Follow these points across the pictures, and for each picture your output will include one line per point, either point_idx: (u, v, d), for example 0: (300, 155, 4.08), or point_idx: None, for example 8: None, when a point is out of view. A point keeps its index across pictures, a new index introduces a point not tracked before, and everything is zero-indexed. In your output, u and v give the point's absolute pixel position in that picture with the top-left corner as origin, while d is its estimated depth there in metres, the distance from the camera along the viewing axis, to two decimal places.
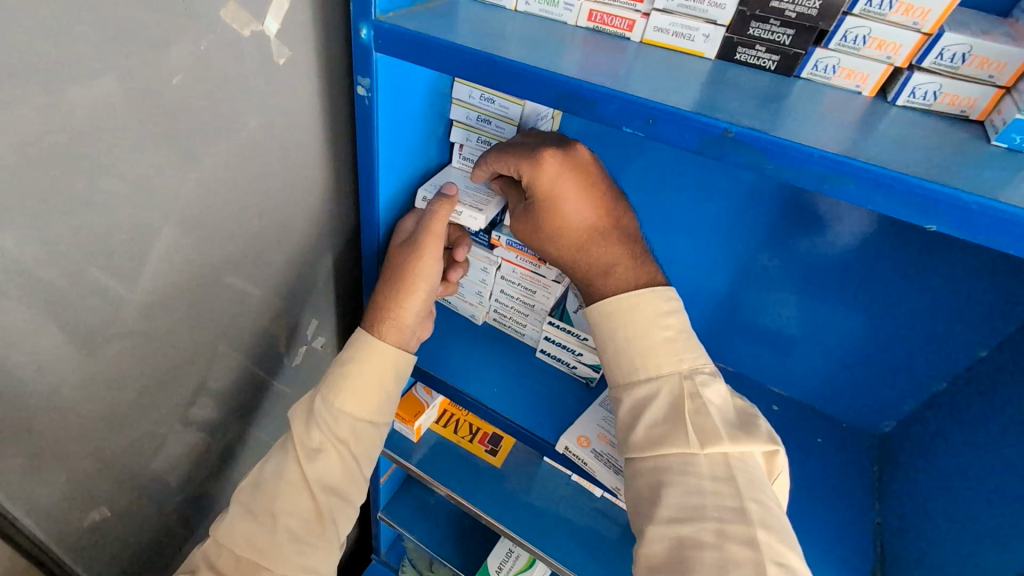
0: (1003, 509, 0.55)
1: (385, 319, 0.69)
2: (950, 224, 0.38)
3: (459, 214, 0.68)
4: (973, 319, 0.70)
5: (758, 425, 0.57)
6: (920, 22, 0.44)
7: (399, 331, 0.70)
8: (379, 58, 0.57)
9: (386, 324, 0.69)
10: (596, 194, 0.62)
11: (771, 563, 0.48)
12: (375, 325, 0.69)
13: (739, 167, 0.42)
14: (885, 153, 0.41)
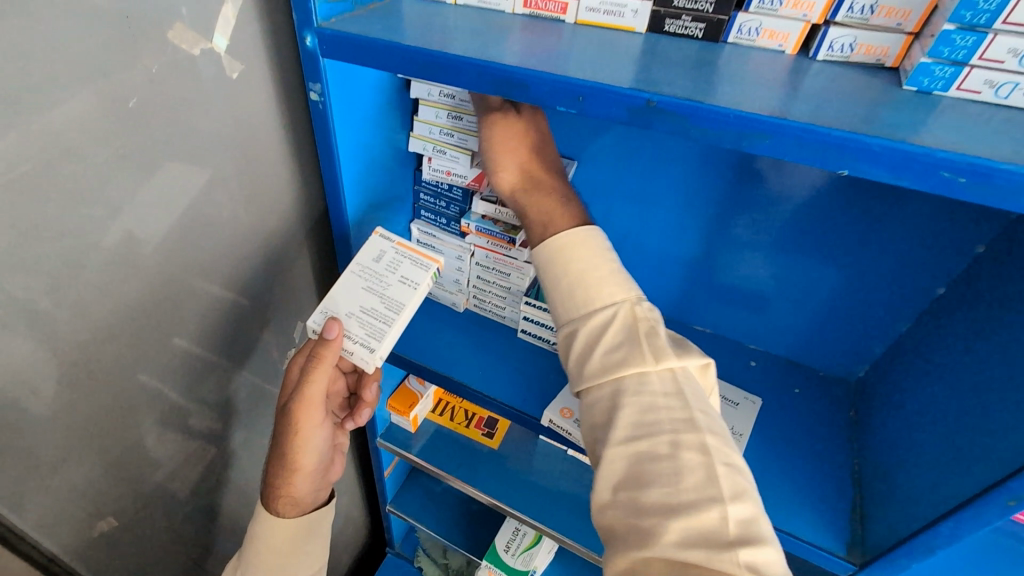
0: (962, 434, 0.57)
1: (277, 498, 0.75)
2: (862, 166, 0.40)
3: (351, 353, 0.63)
4: (928, 259, 0.73)
5: (691, 345, 0.60)
6: (808, 13, 0.49)
7: (294, 505, 0.76)
8: (328, 63, 0.59)
9: (279, 501, 0.75)
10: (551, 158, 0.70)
11: (721, 464, 0.49)
12: (269, 502, 0.75)
13: (665, 134, 0.44)
14: (800, 106, 0.44)
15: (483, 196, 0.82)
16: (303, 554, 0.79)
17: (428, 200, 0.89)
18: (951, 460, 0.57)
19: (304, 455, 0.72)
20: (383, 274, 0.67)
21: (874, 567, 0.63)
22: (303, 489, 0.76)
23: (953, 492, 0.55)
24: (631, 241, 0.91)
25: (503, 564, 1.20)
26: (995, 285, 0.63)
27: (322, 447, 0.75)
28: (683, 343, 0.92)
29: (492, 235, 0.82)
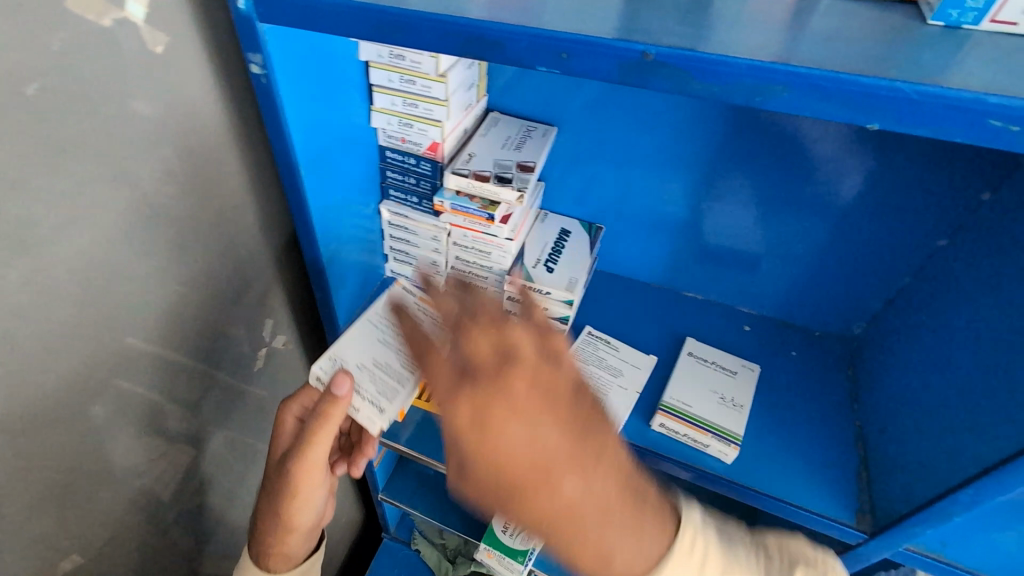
0: (979, 395, 0.55)
1: (268, 553, 0.69)
2: (895, 119, 0.35)
3: (357, 410, 0.62)
4: (931, 209, 0.69)
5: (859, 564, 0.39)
6: None
7: (285, 559, 0.71)
8: (267, 30, 0.52)
9: (271, 556, 0.70)
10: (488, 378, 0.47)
11: None
12: (260, 558, 0.70)
13: (666, 92, 0.38)
14: (816, 50, 0.38)
15: (455, 169, 0.75)
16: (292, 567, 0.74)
17: (397, 178, 0.81)
18: (967, 423, 0.55)
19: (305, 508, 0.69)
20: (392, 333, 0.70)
21: (885, 535, 0.61)
22: (297, 545, 0.71)
23: (974, 459, 0.52)
24: (617, 208, 0.87)
25: (504, 547, 1.18)
26: (1005, 234, 0.60)
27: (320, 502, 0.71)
28: (675, 312, 0.88)
29: (467, 212, 0.76)
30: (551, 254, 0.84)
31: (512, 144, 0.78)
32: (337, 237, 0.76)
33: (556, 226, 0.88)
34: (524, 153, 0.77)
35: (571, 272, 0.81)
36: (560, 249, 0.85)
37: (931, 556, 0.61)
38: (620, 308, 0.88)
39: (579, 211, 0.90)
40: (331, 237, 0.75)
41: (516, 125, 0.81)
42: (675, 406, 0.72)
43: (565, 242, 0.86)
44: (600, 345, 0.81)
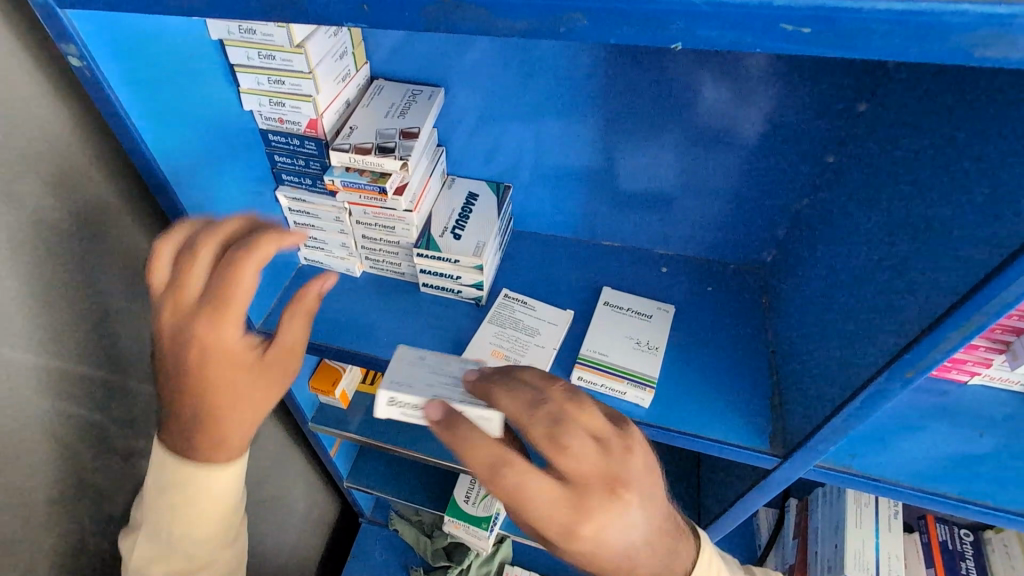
0: (863, 305, 0.55)
1: (201, 445, 0.53)
2: (694, 35, 0.32)
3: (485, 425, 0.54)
4: (813, 128, 0.69)
5: None
6: None
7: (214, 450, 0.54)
8: (76, 16, 0.49)
9: (205, 449, 0.53)
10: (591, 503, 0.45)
11: None
12: (179, 439, 0.54)
13: (472, 35, 0.36)
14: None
15: (335, 145, 0.71)
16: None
17: (287, 162, 0.75)
18: (855, 335, 0.55)
19: (259, 416, 0.55)
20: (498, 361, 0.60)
21: (793, 458, 0.63)
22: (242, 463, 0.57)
23: (860, 370, 0.53)
24: (522, 166, 0.85)
25: (467, 515, 1.19)
26: (883, 144, 0.59)
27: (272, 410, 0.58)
28: (591, 263, 0.88)
29: (358, 187, 0.73)
30: (458, 220, 0.82)
31: (396, 112, 0.75)
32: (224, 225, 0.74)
33: (463, 190, 0.86)
34: (409, 119, 0.74)
35: (478, 236, 0.79)
36: (467, 214, 0.82)
37: (840, 468, 0.66)
38: (536, 266, 0.87)
39: (484, 172, 0.88)
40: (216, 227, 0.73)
41: (403, 90, 0.78)
42: (590, 358, 0.73)
43: (473, 206, 0.84)
44: (516, 305, 0.81)
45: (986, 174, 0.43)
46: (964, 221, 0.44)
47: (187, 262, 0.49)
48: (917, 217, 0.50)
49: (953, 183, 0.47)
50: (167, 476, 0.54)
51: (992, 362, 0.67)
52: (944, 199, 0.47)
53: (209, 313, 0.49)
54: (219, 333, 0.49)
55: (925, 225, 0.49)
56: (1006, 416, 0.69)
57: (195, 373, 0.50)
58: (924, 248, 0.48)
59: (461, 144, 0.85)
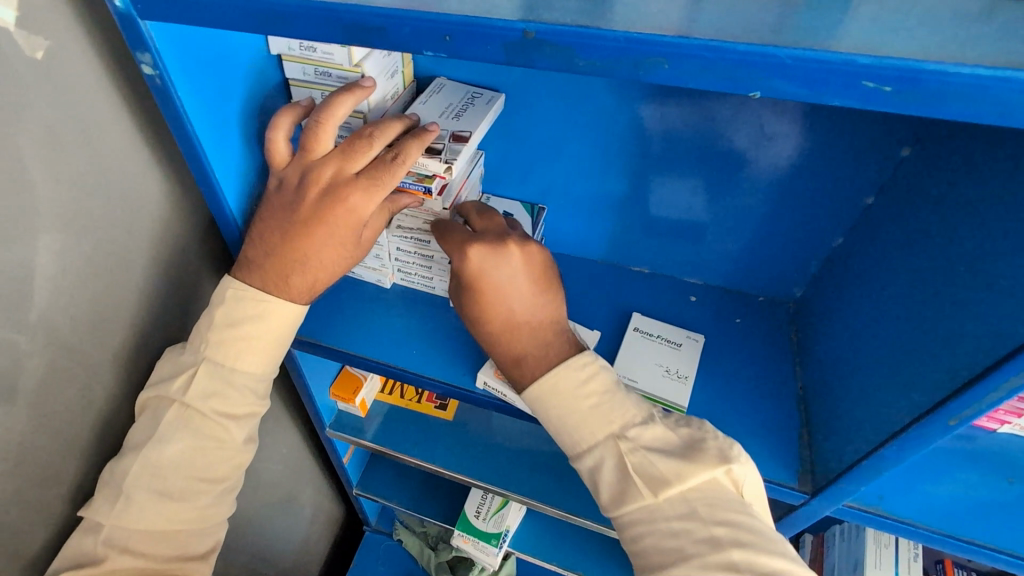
0: (903, 349, 0.55)
1: (286, 235, 0.61)
2: (772, 85, 0.33)
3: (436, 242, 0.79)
4: (854, 169, 0.69)
5: (705, 449, 0.54)
6: None
7: (299, 274, 0.63)
8: (154, 28, 0.49)
9: (290, 268, 0.63)
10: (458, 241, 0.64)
11: (715, 522, 0.50)
12: (278, 267, 0.63)
13: (552, 70, 0.37)
14: (724, 20, 0.36)
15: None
16: (234, 424, 0.66)
17: None
18: (893, 380, 0.55)
19: (338, 269, 0.65)
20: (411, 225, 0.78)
21: (822, 495, 0.63)
22: (294, 285, 0.64)
23: (896, 415, 0.53)
24: (558, 187, 0.86)
25: (476, 530, 1.19)
26: (927, 191, 0.60)
27: (336, 273, 0.65)
28: (621, 287, 0.88)
29: (402, 187, 0.70)
30: None
31: (452, 112, 0.71)
32: None
33: (498, 210, 0.86)
34: (462, 122, 0.70)
35: None
36: None
37: (869, 509, 0.65)
38: (566, 288, 0.88)
39: (520, 193, 0.89)
40: None
41: (463, 90, 0.75)
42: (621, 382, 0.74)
43: None
44: None
45: None
46: (1015, 275, 0.45)
47: (360, 146, 0.59)
48: (965, 267, 0.51)
49: (1001, 240, 0.48)
50: (253, 309, 0.64)
51: None
52: (996, 252, 0.48)
53: (365, 187, 0.58)
54: (363, 204, 0.59)
55: (972, 276, 0.49)
56: None
57: (322, 221, 0.60)
58: (970, 293, 0.49)
59: (501, 164, 0.86)
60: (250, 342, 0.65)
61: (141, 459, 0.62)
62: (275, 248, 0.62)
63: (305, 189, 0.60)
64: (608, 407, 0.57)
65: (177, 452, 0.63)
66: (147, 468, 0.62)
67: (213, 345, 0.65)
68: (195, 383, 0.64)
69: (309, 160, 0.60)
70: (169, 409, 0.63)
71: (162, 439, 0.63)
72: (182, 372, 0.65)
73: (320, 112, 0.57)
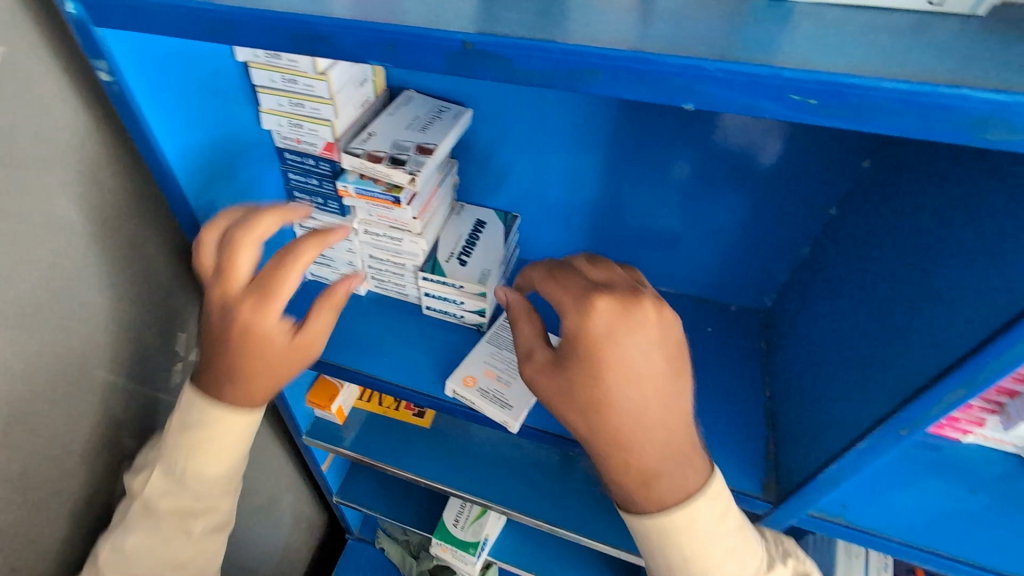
0: (861, 359, 0.55)
1: (209, 354, 0.59)
2: (705, 99, 0.33)
3: (403, 239, 0.78)
4: (817, 180, 0.70)
5: None
6: None
7: (242, 391, 0.60)
8: (108, 35, 0.49)
9: (224, 386, 0.60)
10: (569, 296, 0.52)
11: None
12: (213, 388, 0.60)
13: (493, 81, 0.37)
14: (667, 34, 0.36)
15: (349, 149, 0.69)
16: (200, 518, 0.64)
17: (300, 180, 0.79)
18: (852, 390, 0.55)
19: (278, 386, 0.62)
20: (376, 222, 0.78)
21: (787, 503, 0.63)
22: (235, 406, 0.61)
23: (851, 425, 0.53)
24: (531, 195, 0.86)
25: (455, 538, 1.18)
26: (885, 202, 0.60)
27: (278, 383, 0.61)
28: None
29: (371, 195, 0.72)
30: (465, 246, 0.83)
31: (418, 125, 0.72)
32: None
33: (471, 217, 0.87)
34: (430, 134, 0.71)
35: (483, 265, 0.80)
36: (474, 241, 0.84)
37: (833, 519, 0.64)
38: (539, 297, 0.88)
39: (494, 202, 0.89)
40: None
41: (430, 104, 0.76)
42: None
43: (480, 233, 0.85)
44: None
45: (986, 240, 0.44)
46: (961, 288, 0.45)
47: (235, 261, 0.56)
48: (918, 279, 0.51)
49: (950, 251, 0.48)
50: (202, 418, 0.61)
51: (986, 423, 0.64)
52: (946, 263, 0.48)
53: (257, 303, 0.55)
54: (262, 320, 0.56)
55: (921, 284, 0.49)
56: (999, 477, 0.67)
57: (228, 343, 0.57)
58: (922, 303, 0.49)
59: (473, 172, 0.86)
60: (201, 449, 0.61)
61: (108, 551, 0.63)
62: (208, 369, 0.60)
63: (207, 307, 0.58)
64: (726, 554, 0.55)
65: (140, 547, 0.62)
66: (116, 559, 0.63)
67: (168, 444, 0.63)
68: (150, 482, 0.63)
69: (207, 279, 0.57)
70: (130, 505, 0.63)
71: (125, 533, 0.63)
72: (141, 472, 0.65)
73: (204, 229, 0.57)
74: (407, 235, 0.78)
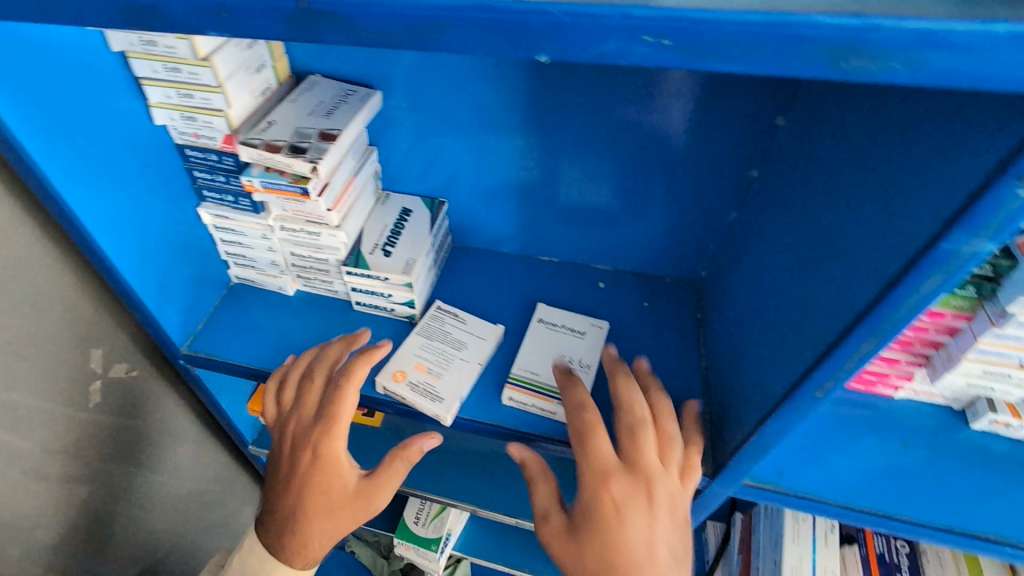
0: (778, 321, 0.54)
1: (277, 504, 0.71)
2: (559, 48, 0.32)
3: (321, 233, 0.74)
4: (735, 141, 0.68)
5: None
6: None
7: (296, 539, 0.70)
8: None
9: (285, 533, 0.71)
10: (597, 460, 0.58)
11: None
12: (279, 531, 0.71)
13: (336, 43, 0.34)
14: None
15: (245, 140, 0.66)
16: None
17: (207, 178, 0.75)
18: (771, 352, 0.54)
19: (335, 534, 0.71)
20: (294, 218, 0.74)
21: (720, 476, 0.62)
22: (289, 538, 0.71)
23: (773, 390, 0.52)
24: (455, 179, 0.83)
25: (416, 537, 1.15)
26: (796, 158, 0.58)
27: (335, 535, 0.71)
28: (528, 278, 0.86)
29: (278, 189, 0.68)
30: (390, 236, 0.79)
31: (323, 111, 0.69)
32: (140, 246, 0.71)
33: (396, 206, 0.83)
34: (334, 120, 0.68)
35: (408, 254, 0.77)
36: (400, 230, 0.80)
37: (766, 487, 0.64)
38: (472, 284, 0.85)
39: (418, 188, 0.86)
40: (134, 249, 0.70)
41: (336, 88, 0.73)
42: (522, 377, 0.72)
43: (405, 222, 0.81)
44: (448, 318, 0.78)
45: (871, 182, 0.42)
46: (852, 234, 0.43)
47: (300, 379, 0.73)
48: (818, 230, 0.49)
49: (840, 196, 0.46)
50: None
51: (914, 377, 0.64)
52: (837, 210, 0.46)
53: (324, 433, 0.68)
54: (327, 447, 0.68)
55: (819, 237, 0.49)
56: (933, 430, 0.66)
57: (288, 434, 0.71)
58: (823, 256, 0.47)
59: (392, 158, 0.82)
60: None
61: None
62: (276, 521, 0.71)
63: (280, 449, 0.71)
64: None
65: None
66: None
67: None
68: None
69: (285, 415, 0.72)
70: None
71: None
72: None
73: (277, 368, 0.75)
74: (325, 227, 0.74)
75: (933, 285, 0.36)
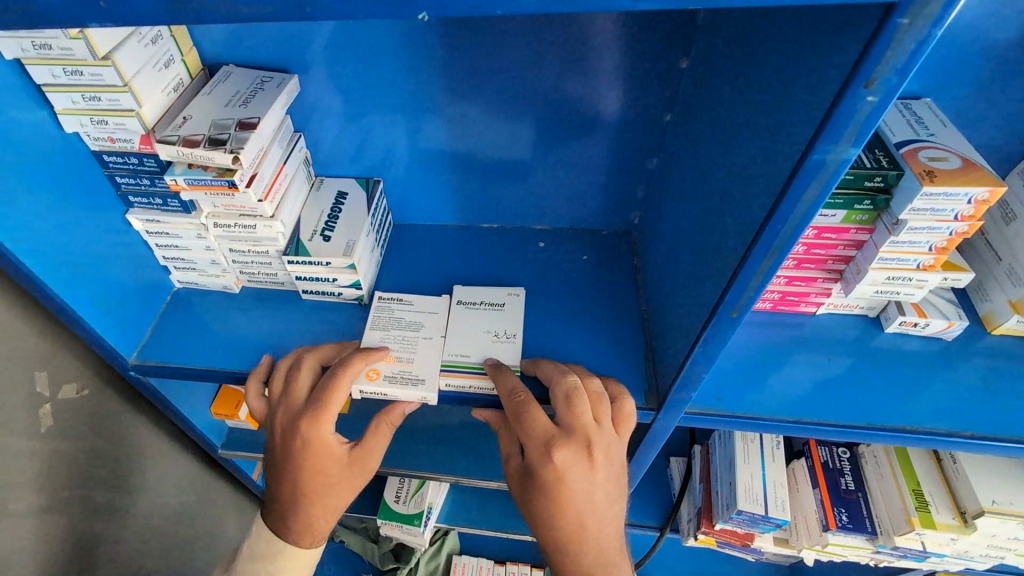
0: (697, 252, 0.57)
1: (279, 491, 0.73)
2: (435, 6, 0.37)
3: (256, 225, 0.74)
4: (646, 90, 0.71)
5: None
6: None
7: (304, 522, 0.73)
8: None
9: (292, 517, 0.73)
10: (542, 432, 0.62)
11: None
12: (285, 515, 0.74)
13: (215, 16, 0.38)
14: None
15: (163, 138, 0.65)
16: None
17: (131, 183, 0.73)
18: (695, 281, 0.58)
19: (337, 508, 0.74)
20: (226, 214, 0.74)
21: (665, 407, 0.65)
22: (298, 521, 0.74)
23: (697, 314, 0.56)
24: (387, 158, 0.83)
25: (398, 514, 1.18)
26: (699, 98, 0.62)
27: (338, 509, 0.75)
28: (471, 247, 0.88)
29: (206, 184, 0.67)
30: (328, 221, 0.79)
31: (239, 100, 0.69)
32: (67, 261, 0.69)
33: (331, 191, 0.84)
34: (251, 108, 0.68)
35: (348, 236, 0.77)
36: (337, 213, 0.80)
37: (709, 412, 0.67)
38: (417, 260, 0.87)
39: (352, 170, 0.86)
40: (61, 264, 0.68)
41: (251, 77, 0.72)
42: (453, 362, 0.71)
43: (342, 206, 0.81)
44: (392, 306, 0.78)
45: (757, 110, 0.46)
46: (747, 159, 0.47)
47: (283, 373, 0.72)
48: (721, 162, 0.53)
49: (736, 128, 0.50)
50: None
51: (832, 292, 0.69)
52: (735, 142, 0.50)
53: (313, 420, 0.67)
54: (315, 433, 0.68)
55: (722, 166, 0.52)
56: (853, 338, 0.72)
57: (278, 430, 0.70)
58: (726, 183, 0.51)
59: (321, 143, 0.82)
60: None
61: None
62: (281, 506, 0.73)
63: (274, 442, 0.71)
64: None
65: None
66: None
67: None
68: None
69: (274, 402, 0.71)
70: None
71: None
72: None
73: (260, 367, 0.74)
74: (259, 218, 0.73)
75: (815, 192, 0.40)
